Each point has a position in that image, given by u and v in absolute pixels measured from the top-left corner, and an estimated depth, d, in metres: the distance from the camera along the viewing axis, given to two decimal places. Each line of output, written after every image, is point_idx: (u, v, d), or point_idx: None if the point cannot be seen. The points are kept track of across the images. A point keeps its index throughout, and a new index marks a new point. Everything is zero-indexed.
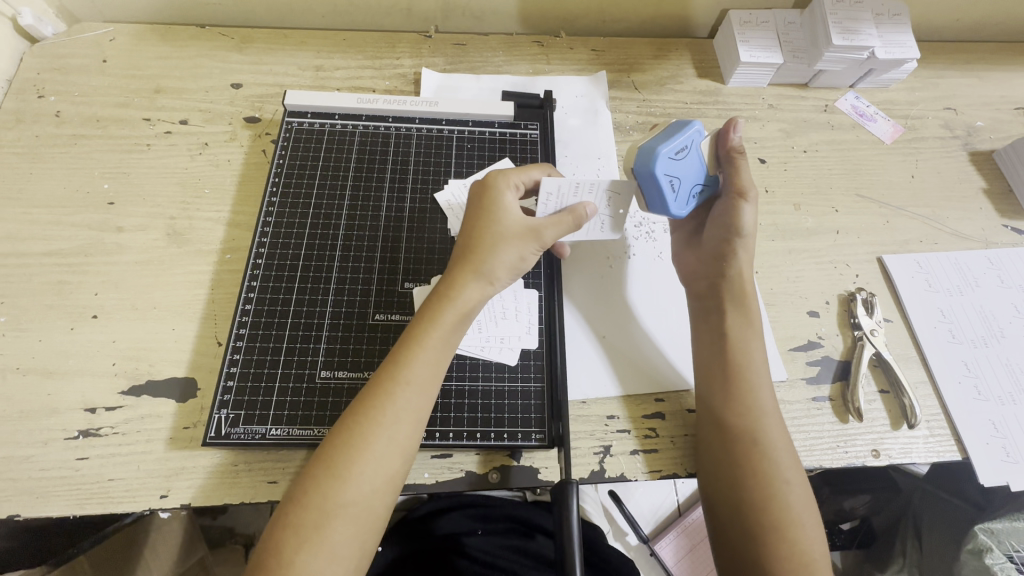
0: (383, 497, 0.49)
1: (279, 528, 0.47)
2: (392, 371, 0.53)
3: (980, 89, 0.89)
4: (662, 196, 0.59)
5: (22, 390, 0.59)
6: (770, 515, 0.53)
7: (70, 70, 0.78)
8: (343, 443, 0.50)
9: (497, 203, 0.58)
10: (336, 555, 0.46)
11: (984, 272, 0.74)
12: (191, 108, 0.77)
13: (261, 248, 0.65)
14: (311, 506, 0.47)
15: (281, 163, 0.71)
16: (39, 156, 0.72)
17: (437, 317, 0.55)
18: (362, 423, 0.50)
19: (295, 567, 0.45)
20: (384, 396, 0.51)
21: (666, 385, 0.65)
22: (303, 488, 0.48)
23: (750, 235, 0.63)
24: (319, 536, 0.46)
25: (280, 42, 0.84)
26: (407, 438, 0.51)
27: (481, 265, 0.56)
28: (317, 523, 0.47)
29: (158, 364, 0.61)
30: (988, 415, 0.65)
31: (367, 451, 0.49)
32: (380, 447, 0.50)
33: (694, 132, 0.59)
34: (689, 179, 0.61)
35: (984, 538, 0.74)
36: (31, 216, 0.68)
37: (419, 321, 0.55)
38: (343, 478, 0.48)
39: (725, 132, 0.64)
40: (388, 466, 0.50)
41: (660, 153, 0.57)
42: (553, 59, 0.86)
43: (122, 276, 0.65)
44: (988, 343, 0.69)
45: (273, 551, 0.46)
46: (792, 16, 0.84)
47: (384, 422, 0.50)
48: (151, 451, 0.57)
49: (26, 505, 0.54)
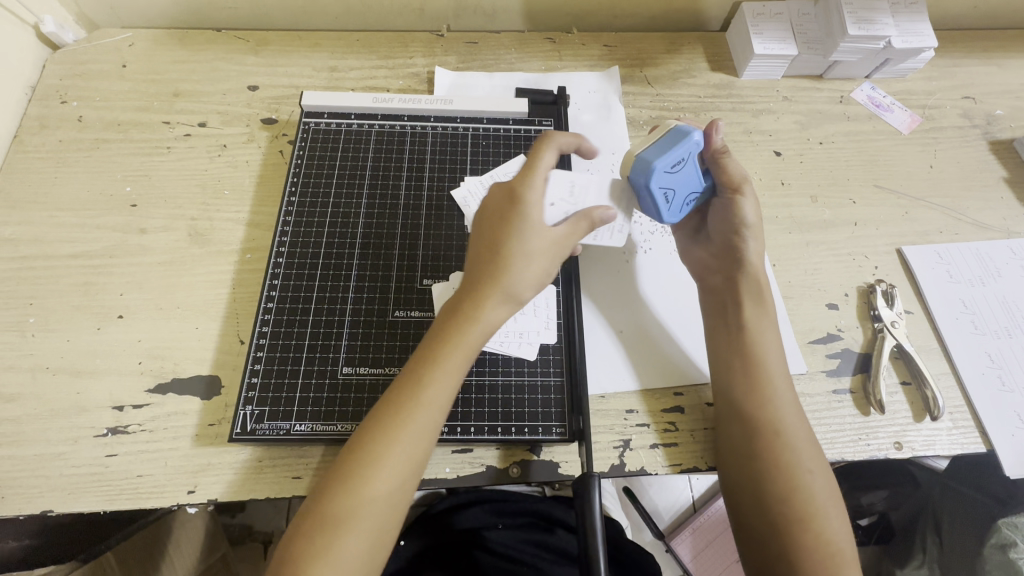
0: (398, 511, 0.50)
1: (299, 542, 0.48)
2: (411, 388, 0.52)
3: (999, 77, 0.88)
4: (657, 207, 0.61)
5: (53, 388, 0.60)
6: (794, 508, 0.53)
7: (91, 75, 0.80)
8: (360, 458, 0.50)
9: (521, 206, 0.56)
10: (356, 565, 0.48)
11: (1007, 263, 0.73)
12: (209, 110, 0.78)
13: (281, 247, 0.66)
14: (330, 521, 0.48)
15: (299, 163, 0.72)
16: (63, 160, 0.73)
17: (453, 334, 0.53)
18: (379, 439, 0.50)
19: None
20: (399, 414, 0.51)
21: (685, 379, 0.64)
22: (321, 504, 0.49)
23: (756, 229, 0.64)
24: (337, 550, 0.47)
25: (295, 44, 0.85)
26: (421, 453, 0.51)
27: (500, 276, 0.54)
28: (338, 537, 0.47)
29: (182, 362, 0.62)
30: (1013, 407, 0.64)
31: (383, 467, 0.50)
32: (397, 462, 0.50)
33: (691, 145, 0.60)
34: (683, 189, 0.62)
35: (1008, 532, 0.73)
36: (57, 219, 0.69)
37: (437, 335, 0.54)
38: (362, 495, 0.49)
39: (708, 134, 0.63)
40: (405, 479, 0.50)
41: (654, 168, 0.58)
42: (566, 55, 0.86)
43: (146, 276, 0.67)
44: (1012, 333, 0.68)
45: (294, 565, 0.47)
46: (806, 7, 0.83)
47: (399, 440, 0.50)
48: (178, 447, 0.58)
49: (58, 501, 0.55)
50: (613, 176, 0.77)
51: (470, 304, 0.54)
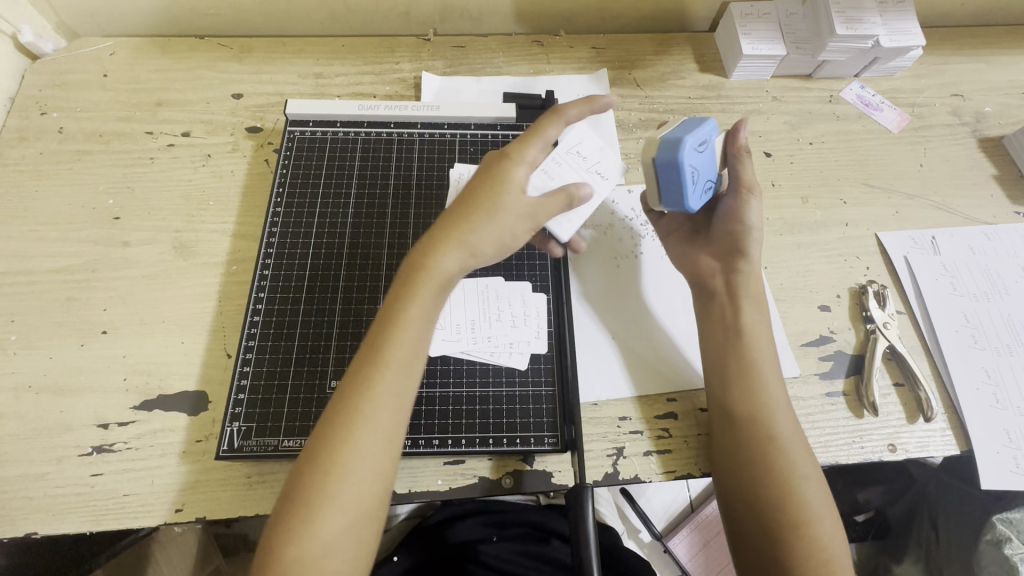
0: (375, 488, 0.47)
1: (272, 534, 0.45)
2: (368, 361, 0.49)
3: (988, 74, 0.88)
4: (684, 187, 0.59)
5: (36, 407, 0.59)
6: (789, 513, 0.52)
7: (72, 86, 0.78)
8: (328, 438, 0.47)
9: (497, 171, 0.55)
10: (337, 548, 0.45)
11: (1016, 281, 0.71)
12: (193, 120, 0.77)
13: (267, 259, 0.65)
14: (302, 507, 0.45)
15: (285, 173, 0.71)
16: (44, 173, 0.72)
17: (411, 300, 0.51)
18: (342, 416, 0.47)
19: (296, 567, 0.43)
20: (359, 394, 0.48)
21: (678, 385, 0.64)
22: (290, 490, 0.46)
23: (759, 229, 0.63)
24: (312, 533, 0.44)
25: (279, 51, 0.84)
26: (389, 423, 0.48)
27: (464, 234, 0.52)
28: (307, 521, 0.45)
29: (168, 378, 0.61)
30: (1003, 424, 0.63)
31: (351, 442, 0.47)
32: (365, 436, 0.47)
33: (711, 129, 0.61)
34: (704, 175, 0.61)
35: (1003, 528, 0.73)
36: (38, 234, 0.68)
37: (393, 305, 0.51)
38: (332, 474, 0.46)
39: (732, 134, 0.67)
40: (377, 452, 0.47)
41: (685, 142, 0.57)
42: (554, 58, 0.86)
43: (130, 291, 0.66)
44: (1013, 351, 0.67)
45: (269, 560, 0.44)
46: (794, 6, 0.82)
47: (363, 412, 0.47)
48: (165, 465, 0.57)
49: (43, 523, 0.54)
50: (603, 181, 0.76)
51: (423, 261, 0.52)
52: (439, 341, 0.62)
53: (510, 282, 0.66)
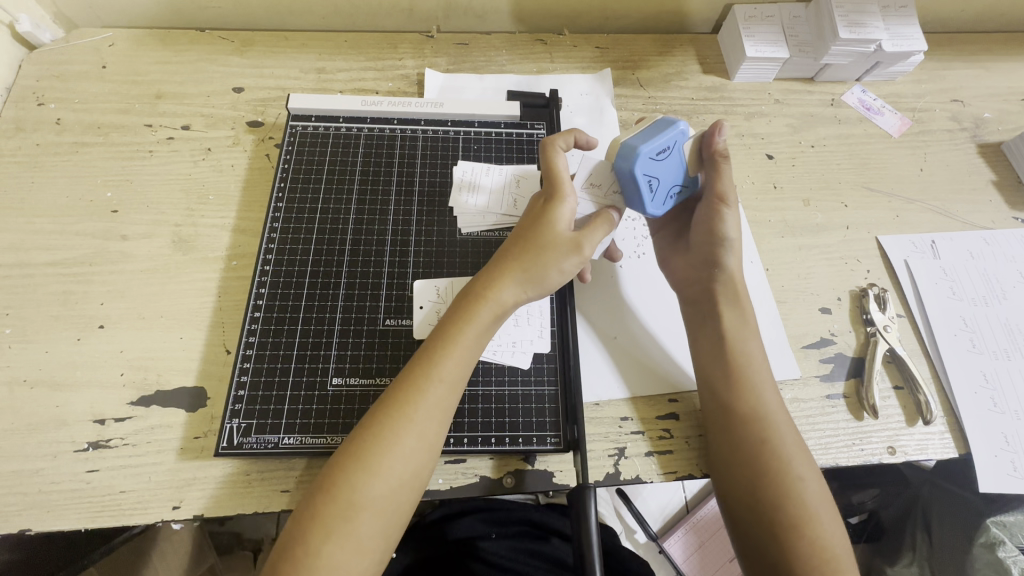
0: (409, 491, 0.49)
1: (302, 524, 0.47)
2: (420, 372, 0.52)
3: (987, 80, 0.89)
4: (641, 196, 0.57)
5: (30, 402, 0.58)
6: (787, 513, 0.53)
7: (70, 77, 0.77)
8: (374, 439, 0.49)
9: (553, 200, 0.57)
10: (364, 547, 0.46)
11: (1013, 285, 0.71)
12: (194, 113, 0.76)
13: (268, 255, 0.65)
14: (338, 500, 0.47)
15: (287, 168, 0.70)
16: (41, 165, 0.71)
17: (465, 320, 0.54)
18: (390, 419, 0.50)
19: (321, 559, 0.45)
20: (408, 404, 0.50)
21: (680, 386, 0.64)
22: (327, 483, 0.48)
23: (737, 241, 0.62)
24: (343, 528, 0.46)
25: (282, 45, 0.83)
26: (435, 435, 0.51)
27: (521, 263, 0.56)
28: (340, 515, 0.46)
29: (167, 374, 0.61)
30: (1001, 428, 0.64)
31: (395, 446, 0.49)
32: (410, 442, 0.49)
33: (676, 134, 0.57)
34: (669, 181, 0.58)
35: (997, 531, 0.76)
36: (34, 226, 0.67)
37: (449, 323, 0.55)
38: (371, 473, 0.48)
39: (709, 136, 0.59)
40: (418, 460, 0.49)
41: (640, 152, 0.55)
42: (557, 57, 0.85)
43: (128, 285, 0.65)
44: (1010, 355, 0.67)
45: (293, 549, 0.45)
46: (797, 9, 0.83)
47: (410, 421, 0.50)
48: (163, 461, 0.57)
49: (37, 519, 0.53)
50: None
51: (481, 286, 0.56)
52: None
53: None
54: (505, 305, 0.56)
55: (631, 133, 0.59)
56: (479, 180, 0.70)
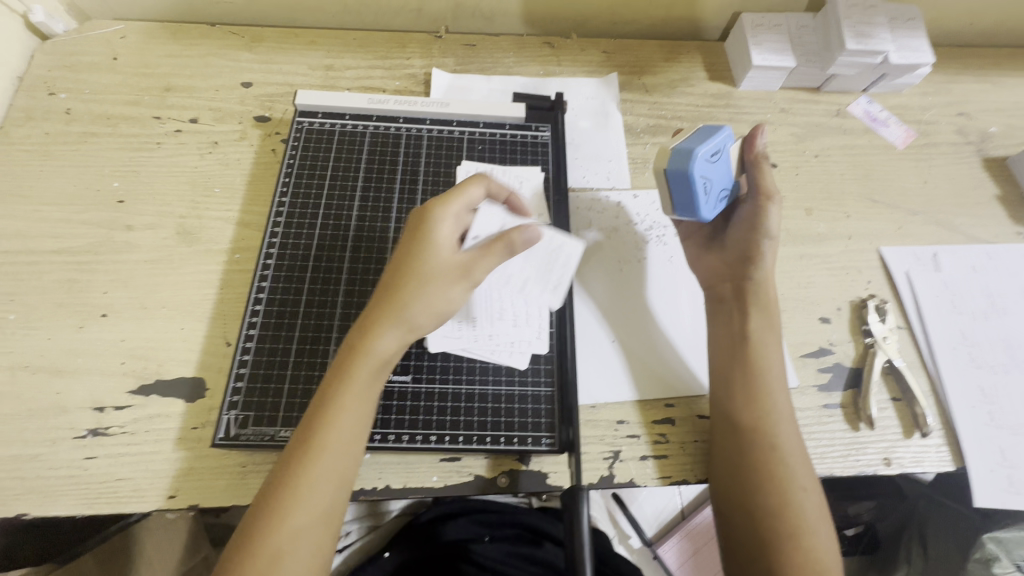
0: (328, 536, 0.47)
1: (246, 530, 0.46)
2: (339, 374, 0.51)
3: (994, 94, 0.88)
4: (696, 197, 0.59)
5: (31, 388, 0.59)
6: (785, 521, 0.53)
7: (81, 67, 0.78)
8: (305, 441, 0.49)
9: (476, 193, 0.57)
10: (309, 549, 0.46)
11: (1014, 300, 0.71)
12: (201, 106, 0.77)
13: (270, 249, 0.65)
14: (276, 503, 0.46)
15: (291, 163, 0.71)
16: (50, 153, 0.72)
17: (385, 320, 0.52)
18: (317, 420, 0.49)
19: (267, 563, 0.44)
20: (332, 405, 0.49)
21: (677, 391, 0.64)
22: (268, 490, 0.47)
23: (775, 237, 0.64)
24: (283, 532, 0.45)
25: (290, 42, 0.83)
26: (359, 428, 0.50)
27: (398, 302, 0.52)
28: (277, 522, 0.45)
29: (166, 364, 0.61)
30: (998, 443, 0.63)
31: (323, 447, 0.48)
32: (339, 438, 0.49)
33: (727, 137, 0.60)
34: (718, 185, 0.62)
35: (993, 546, 0.74)
36: (41, 214, 0.68)
37: (364, 324, 0.53)
38: (305, 473, 0.47)
39: (750, 140, 0.66)
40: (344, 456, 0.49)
41: (697, 153, 0.57)
42: (565, 61, 0.86)
43: (131, 275, 0.65)
44: (1009, 370, 0.67)
45: (236, 558, 0.45)
46: (804, 19, 0.83)
47: (334, 421, 0.49)
48: (160, 450, 0.57)
49: (33, 504, 0.54)
50: (608, 184, 0.76)
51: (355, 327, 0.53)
52: (440, 336, 0.62)
53: None
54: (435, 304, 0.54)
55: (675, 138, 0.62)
56: (486, 181, 0.70)
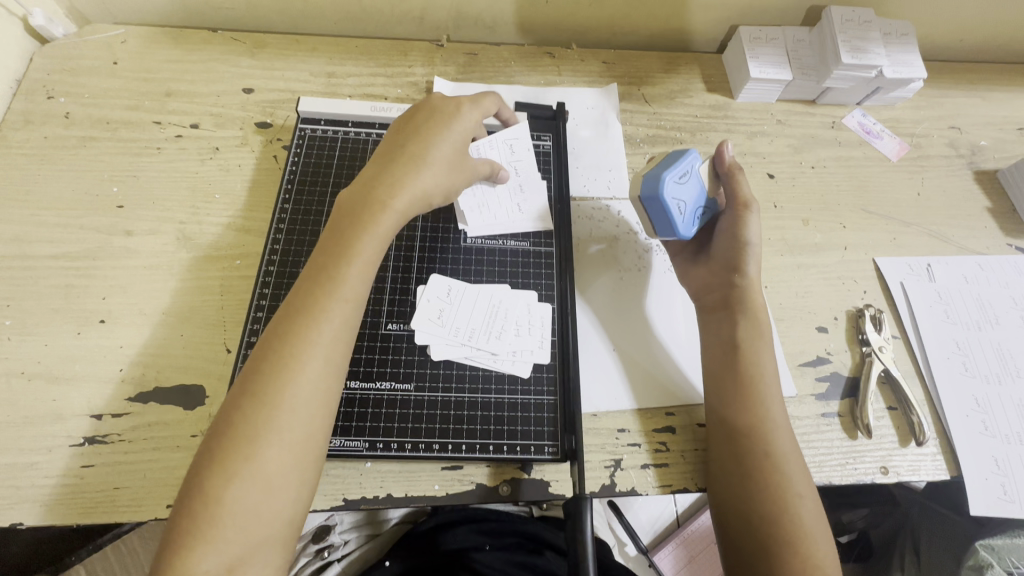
0: (286, 483, 0.45)
1: (229, 427, 0.45)
2: (321, 274, 0.51)
3: (984, 109, 0.90)
4: (671, 218, 0.63)
5: (27, 394, 0.58)
6: (783, 527, 0.53)
7: (81, 71, 0.78)
8: (287, 336, 0.48)
9: (439, 114, 0.62)
10: (299, 440, 0.46)
11: (1005, 310, 0.73)
12: (203, 112, 0.77)
13: (273, 256, 0.65)
14: (261, 397, 0.46)
15: (294, 170, 0.70)
16: (48, 157, 0.71)
17: (362, 223, 0.53)
18: (299, 316, 0.49)
19: (256, 456, 0.44)
20: (315, 301, 0.50)
21: (677, 399, 0.65)
22: (249, 385, 0.46)
23: (757, 246, 0.65)
24: (269, 427, 0.45)
25: (292, 48, 0.84)
26: (323, 370, 0.48)
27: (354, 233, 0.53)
28: (258, 412, 0.45)
29: (165, 371, 0.60)
30: (992, 452, 0.64)
31: (307, 339, 0.48)
32: (325, 333, 0.49)
33: (692, 160, 0.65)
34: (692, 204, 0.66)
35: (986, 554, 0.73)
36: (38, 218, 0.67)
37: (338, 229, 0.54)
38: (289, 369, 0.47)
39: (718, 158, 0.70)
40: (333, 350, 0.49)
41: (665, 178, 0.62)
42: (565, 71, 0.87)
43: (130, 280, 0.65)
44: (1001, 379, 0.68)
45: (221, 458, 0.44)
46: (801, 33, 0.84)
47: (321, 314, 0.49)
48: (159, 459, 0.56)
49: (28, 513, 0.53)
50: (609, 193, 0.77)
51: (323, 272, 0.51)
52: (442, 345, 0.62)
53: (516, 290, 0.66)
54: (402, 210, 0.56)
55: (647, 167, 0.67)
56: (487, 153, 0.70)
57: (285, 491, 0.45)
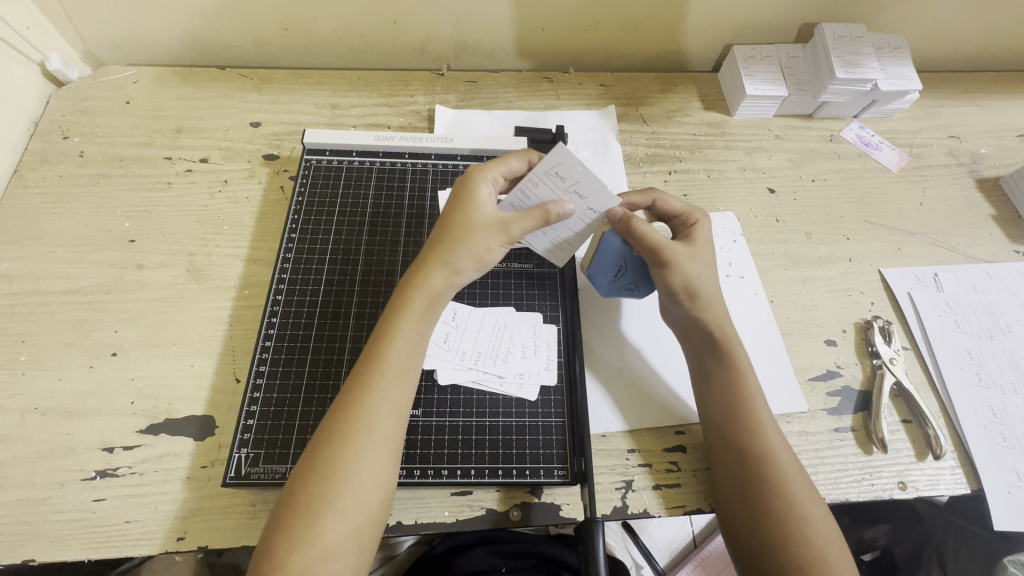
0: (352, 551, 0.47)
1: (291, 505, 0.47)
2: (373, 350, 0.54)
3: (982, 117, 0.91)
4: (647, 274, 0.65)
5: (41, 428, 0.59)
6: (802, 550, 0.51)
7: (95, 112, 0.80)
8: (341, 416, 0.51)
9: (476, 184, 0.60)
10: (361, 511, 0.48)
11: (1017, 318, 0.72)
12: (212, 146, 0.79)
13: (280, 285, 0.66)
14: (326, 476, 0.48)
15: (300, 200, 0.72)
16: (63, 196, 0.73)
17: (406, 299, 0.56)
18: (352, 395, 0.52)
19: (318, 529, 0.46)
20: (367, 378, 0.52)
21: (687, 418, 0.64)
22: (305, 465, 0.49)
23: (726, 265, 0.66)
24: (333, 500, 0.47)
25: (297, 82, 0.86)
26: (380, 442, 0.50)
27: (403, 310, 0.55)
28: (321, 484, 0.47)
29: (176, 402, 0.61)
30: (1012, 464, 0.63)
31: (365, 415, 0.51)
32: (381, 408, 0.51)
33: None
34: None
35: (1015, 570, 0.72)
36: (53, 254, 0.69)
37: (389, 312, 0.56)
38: (348, 446, 0.49)
39: None
40: (388, 424, 0.51)
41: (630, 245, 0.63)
42: (564, 95, 0.88)
43: (142, 312, 0.66)
44: (1017, 389, 0.67)
45: (283, 531, 0.46)
46: (794, 50, 0.86)
47: (377, 392, 0.52)
48: (169, 491, 0.57)
49: (41, 549, 0.53)
50: None
51: (379, 348, 0.54)
52: (448, 369, 0.62)
53: (521, 312, 0.67)
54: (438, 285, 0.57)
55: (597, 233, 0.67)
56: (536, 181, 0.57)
57: (348, 557, 0.46)
